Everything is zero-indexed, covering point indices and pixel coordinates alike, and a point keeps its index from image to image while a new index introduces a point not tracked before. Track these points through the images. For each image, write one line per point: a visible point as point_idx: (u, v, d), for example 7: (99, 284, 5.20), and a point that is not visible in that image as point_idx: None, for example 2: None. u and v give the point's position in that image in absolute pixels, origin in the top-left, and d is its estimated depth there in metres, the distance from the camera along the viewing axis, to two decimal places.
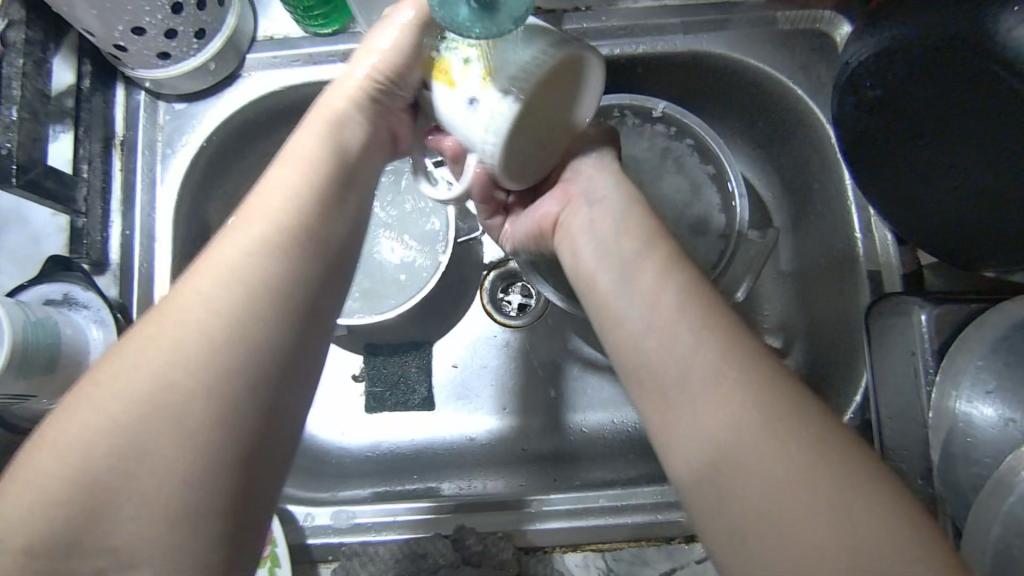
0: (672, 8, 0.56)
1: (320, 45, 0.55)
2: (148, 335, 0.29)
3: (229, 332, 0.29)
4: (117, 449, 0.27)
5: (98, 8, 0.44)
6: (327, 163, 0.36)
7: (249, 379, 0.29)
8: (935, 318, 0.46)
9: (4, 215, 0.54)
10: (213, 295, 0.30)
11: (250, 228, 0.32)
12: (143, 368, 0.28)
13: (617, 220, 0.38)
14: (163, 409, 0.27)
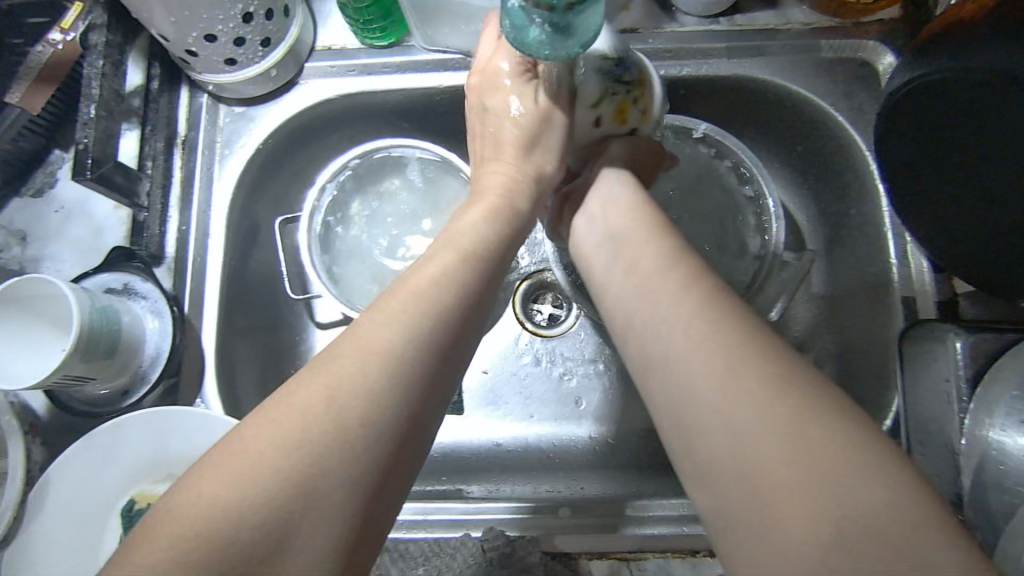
0: (718, 32, 0.57)
1: (376, 56, 0.58)
2: (286, 405, 0.29)
3: (359, 422, 0.29)
4: (244, 538, 0.26)
5: (176, 16, 0.47)
6: (478, 251, 0.38)
7: (371, 468, 0.28)
8: (971, 346, 0.46)
9: (69, 206, 0.57)
10: (360, 371, 0.30)
11: (387, 298, 0.33)
12: (271, 454, 0.27)
13: (613, 205, 0.42)
14: (297, 491, 0.27)
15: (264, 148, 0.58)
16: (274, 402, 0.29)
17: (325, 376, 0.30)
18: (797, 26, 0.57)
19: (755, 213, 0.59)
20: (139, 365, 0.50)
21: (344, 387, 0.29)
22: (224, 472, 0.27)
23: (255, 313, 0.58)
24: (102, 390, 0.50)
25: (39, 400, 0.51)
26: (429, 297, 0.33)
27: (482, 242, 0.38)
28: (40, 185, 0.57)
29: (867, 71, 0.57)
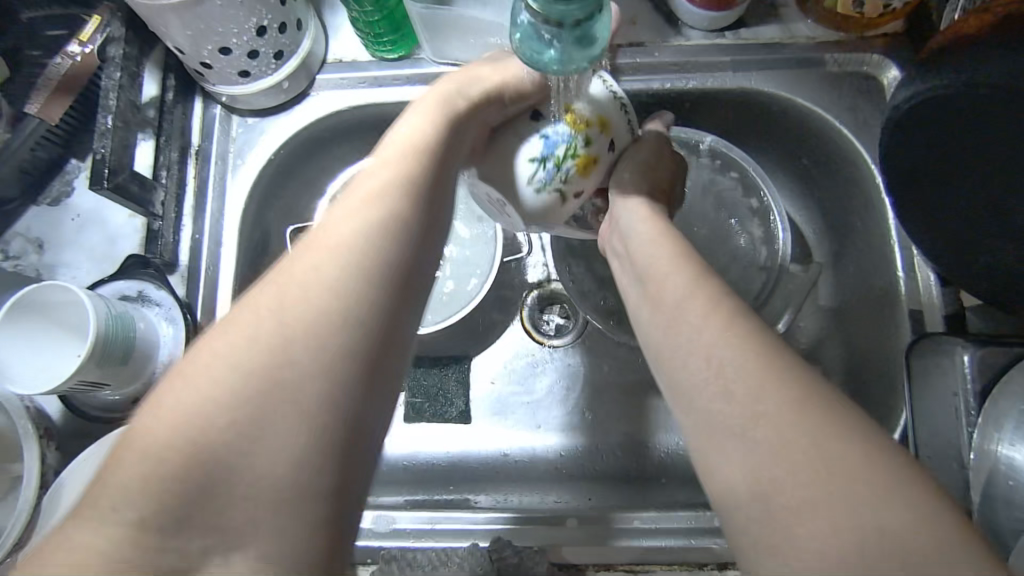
0: (723, 46, 0.58)
1: (386, 69, 0.59)
2: (244, 321, 0.31)
3: (303, 335, 0.30)
4: (200, 441, 0.28)
5: (192, 29, 0.48)
6: (422, 168, 0.37)
7: (324, 376, 0.30)
8: (979, 360, 0.46)
9: (84, 215, 0.57)
10: (302, 293, 0.31)
11: (331, 224, 0.34)
12: (221, 369, 0.29)
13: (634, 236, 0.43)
14: (258, 401, 0.29)
15: (276, 158, 0.59)
16: (236, 325, 0.31)
17: (278, 297, 0.31)
18: (803, 40, 0.58)
19: (760, 225, 0.59)
20: (152, 372, 0.51)
21: (293, 305, 0.31)
22: (190, 389, 0.29)
23: None
24: (115, 396, 0.50)
25: (53, 404, 0.51)
26: (378, 215, 0.34)
27: (422, 157, 0.38)
28: (56, 194, 0.58)
29: (872, 84, 0.57)
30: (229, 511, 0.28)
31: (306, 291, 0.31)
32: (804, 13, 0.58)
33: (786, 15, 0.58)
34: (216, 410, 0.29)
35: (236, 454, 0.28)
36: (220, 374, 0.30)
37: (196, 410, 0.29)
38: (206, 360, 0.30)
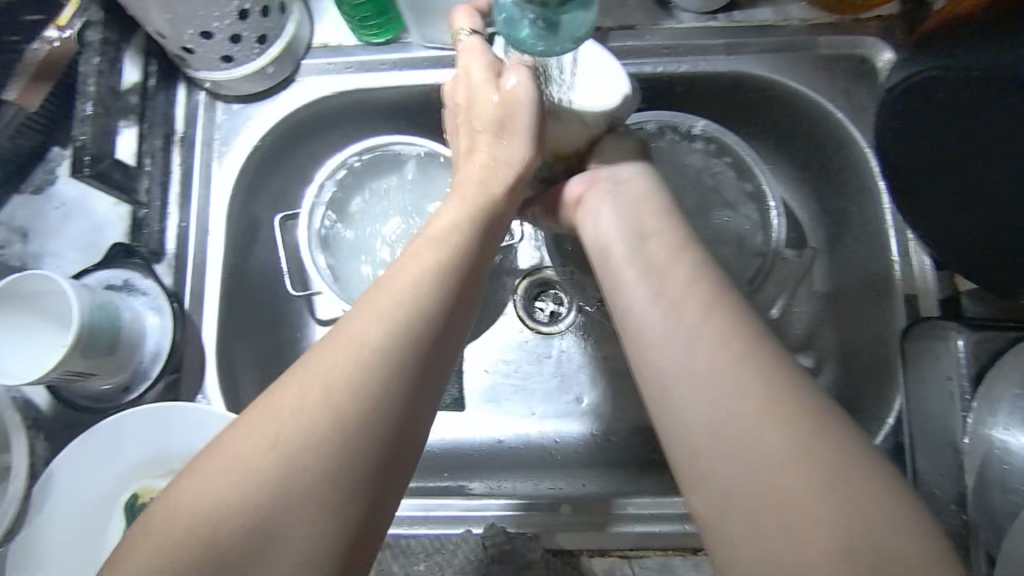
0: (716, 29, 0.57)
1: (373, 53, 0.58)
2: (265, 415, 0.31)
3: (329, 438, 0.30)
4: (219, 547, 0.28)
5: (172, 13, 0.47)
6: (450, 257, 0.37)
7: (348, 480, 0.30)
8: (973, 345, 0.46)
9: (68, 203, 0.56)
10: (329, 391, 0.31)
11: (360, 311, 0.34)
12: (245, 470, 0.30)
13: (640, 199, 0.44)
14: (279, 504, 0.29)
15: (263, 145, 0.58)
16: (262, 419, 0.31)
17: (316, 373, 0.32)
18: (796, 22, 0.57)
19: (755, 210, 0.59)
20: (139, 362, 0.50)
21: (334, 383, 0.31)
22: (213, 487, 0.29)
23: (256, 310, 0.58)
24: (103, 386, 0.50)
25: (41, 395, 0.51)
26: (397, 308, 0.34)
27: (452, 245, 0.38)
28: (40, 182, 0.57)
29: (865, 67, 0.57)
30: None
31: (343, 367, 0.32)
32: None
33: None
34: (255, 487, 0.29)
35: (254, 557, 0.29)
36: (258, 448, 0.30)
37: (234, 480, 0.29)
38: (231, 456, 0.30)
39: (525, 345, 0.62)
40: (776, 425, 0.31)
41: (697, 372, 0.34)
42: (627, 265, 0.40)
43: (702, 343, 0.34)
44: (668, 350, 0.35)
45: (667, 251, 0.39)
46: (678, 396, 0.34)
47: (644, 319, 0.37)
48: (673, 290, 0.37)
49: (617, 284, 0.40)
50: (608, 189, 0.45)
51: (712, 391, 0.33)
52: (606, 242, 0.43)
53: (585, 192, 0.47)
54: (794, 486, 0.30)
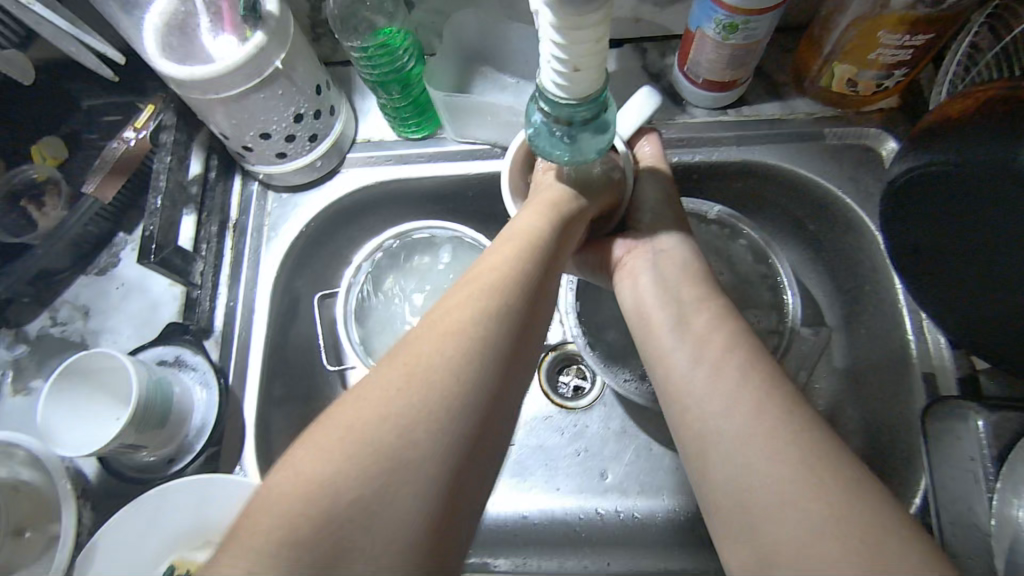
0: (727, 122, 0.62)
1: (411, 147, 0.63)
2: (364, 395, 0.35)
3: (440, 383, 0.35)
4: (337, 495, 0.31)
5: (237, 118, 0.53)
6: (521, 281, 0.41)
7: (460, 412, 0.34)
8: (993, 426, 0.47)
9: (128, 284, 0.61)
10: (437, 354, 0.36)
11: (453, 305, 0.39)
12: (345, 432, 0.33)
13: (681, 270, 0.47)
14: (391, 439, 0.32)
15: (307, 230, 0.63)
16: (358, 396, 0.35)
17: (403, 366, 0.35)
18: (802, 116, 0.61)
19: (769, 289, 0.62)
20: (185, 435, 0.53)
21: (427, 392, 0.34)
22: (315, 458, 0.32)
23: (294, 383, 0.61)
24: (149, 457, 0.53)
25: (90, 466, 0.54)
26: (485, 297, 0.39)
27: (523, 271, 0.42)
28: (104, 265, 0.62)
29: (872, 155, 0.60)
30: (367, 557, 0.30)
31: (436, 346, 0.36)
32: (801, 90, 0.62)
33: (784, 93, 0.62)
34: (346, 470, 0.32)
35: (372, 497, 0.31)
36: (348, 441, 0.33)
37: (328, 465, 0.32)
38: (330, 430, 0.33)
39: (549, 419, 0.64)
40: (819, 484, 0.33)
41: (739, 436, 0.36)
42: (666, 333, 0.43)
43: (739, 409, 0.37)
44: (705, 416, 0.38)
45: (709, 322, 0.42)
46: (723, 458, 0.36)
47: (684, 383, 0.40)
48: (713, 356, 0.40)
49: (661, 347, 0.43)
50: (650, 253, 0.49)
51: (755, 453, 0.35)
52: (646, 310, 0.45)
53: (625, 256, 0.50)
54: (832, 552, 0.31)
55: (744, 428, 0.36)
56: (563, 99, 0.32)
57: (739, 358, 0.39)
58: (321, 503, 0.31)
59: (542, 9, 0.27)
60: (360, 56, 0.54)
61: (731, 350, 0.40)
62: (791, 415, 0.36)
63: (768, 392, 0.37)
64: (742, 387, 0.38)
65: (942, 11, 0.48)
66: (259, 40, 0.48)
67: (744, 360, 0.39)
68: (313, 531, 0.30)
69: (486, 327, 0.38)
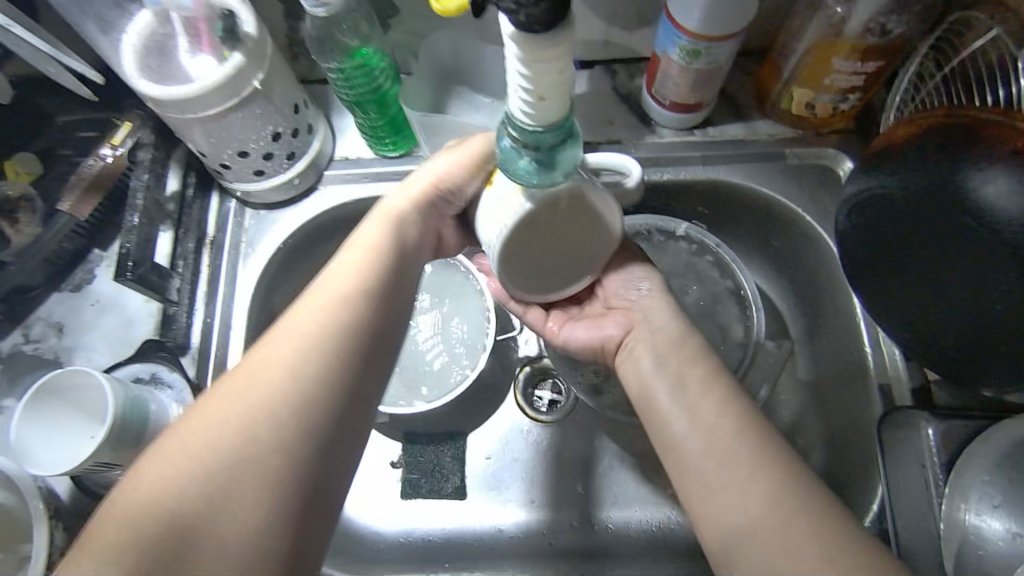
0: (694, 143, 0.64)
1: (388, 165, 0.64)
2: (210, 415, 0.39)
3: (282, 399, 0.39)
4: (183, 512, 0.35)
5: (214, 137, 0.54)
6: (358, 285, 0.44)
7: (299, 418, 0.39)
8: (942, 433, 0.50)
9: (103, 301, 0.61)
10: (278, 374, 0.40)
11: (303, 318, 0.42)
12: (192, 450, 0.37)
13: (675, 341, 0.47)
14: (237, 453, 0.37)
15: (284, 247, 0.63)
16: (204, 417, 0.39)
17: (249, 385, 0.39)
18: (764, 137, 0.64)
19: (735, 303, 0.64)
20: None
21: (249, 421, 0.38)
22: (159, 483, 0.36)
23: None
24: (123, 476, 0.52)
25: (62, 484, 0.54)
26: (323, 311, 0.43)
27: (363, 276, 0.45)
28: (78, 281, 0.62)
29: (829, 175, 0.63)
30: (211, 548, 0.35)
31: (280, 365, 0.40)
32: (764, 113, 0.64)
33: (748, 115, 0.65)
34: (169, 496, 0.35)
35: (213, 503, 0.36)
36: (176, 473, 0.36)
37: (207, 482, 0.36)
38: (183, 453, 0.37)
39: (524, 432, 0.65)
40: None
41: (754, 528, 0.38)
42: (666, 396, 0.45)
43: (734, 462, 0.41)
44: (708, 471, 0.41)
45: (709, 394, 0.44)
46: (738, 549, 0.38)
47: (683, 443, 0.43)
48: (707, 418, 0.43)
49: (668, 433, 0.44)
50: (646, 337, 0.48)
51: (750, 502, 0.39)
52: (648, 387, 0.46)
53: (623, 337, 0.50)
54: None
55: (742, 485, 0.40)
56: (529, 124, 0.34)
57: (750, 448, 0.41)
58: (168, 519, 0.35)
59: (507, 42, 0.29)
60: (337, 76, 0.56)
61: (724, 411, 0.43)
62: (780, 472, 0.40)
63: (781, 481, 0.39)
64: (750, 479, 0.40)
65: (890, 40, 0.51)
66: (237, 61, 0.50)
67: (759, 446, 0.41)
68: (152, 539, 0.34)
69: (346, 341, 0.42)
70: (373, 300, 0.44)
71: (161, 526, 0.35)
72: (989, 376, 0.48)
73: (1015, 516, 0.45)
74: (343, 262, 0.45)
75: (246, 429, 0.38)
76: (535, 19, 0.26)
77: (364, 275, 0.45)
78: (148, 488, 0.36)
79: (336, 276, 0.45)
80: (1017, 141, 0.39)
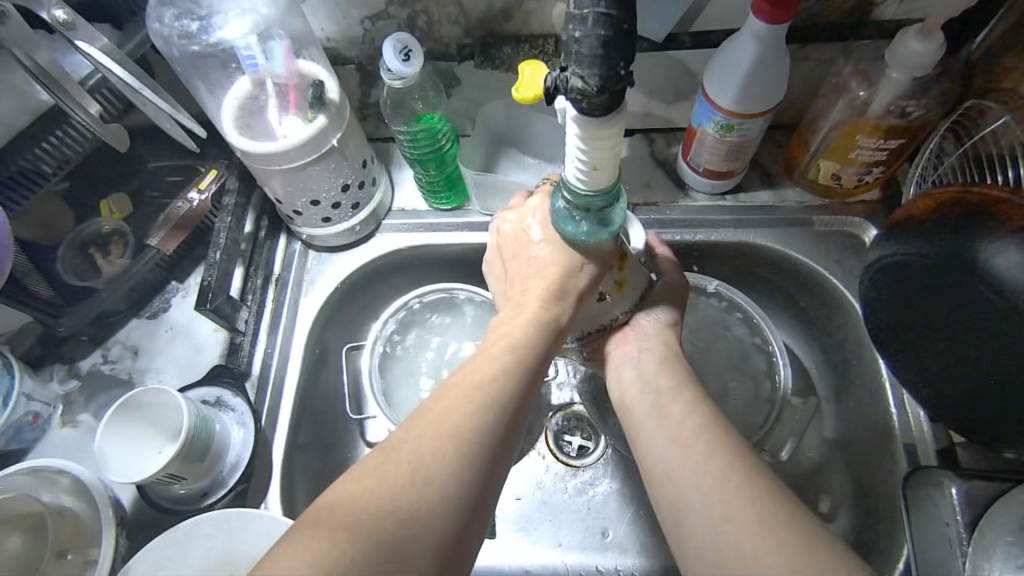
0: (725, 207, 0.69)
1: (440, 217, 0.70)
2: (413, 438, 0.41)
3: (478, 431, 0.42)
4: (392, 529, 0.37)
5: (292, 187, 0.60)
6: (539, 332, 0.48)
7: (494, 451, 0.42)
8: (966, 492, 0.51)
9: (176, 329, 0.67)
10: (474, 407, 0.43)
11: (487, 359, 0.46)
12: (402, 468, 0.39)
13: (659, 361, 0.50)
14: (443, 476, 0.39)
15: (342, 286, 0.69)
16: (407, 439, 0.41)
17: (452, 413, 0.42)
18: (793, 203, 0.68)
19: (764, 358, 0.67)
20: (220, 470, 0.57)
21: (443, 452, 0.40)
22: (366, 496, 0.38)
23: (320, 429, 0.66)
24: (184, 489, 0.56)
25: (127, 494, 0.58)
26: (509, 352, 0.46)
27: (542, 323, 0.48)
28: (155, 309, 0.68)
29: (855, 242, 0.67)
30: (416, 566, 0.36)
31: (474, 398, 0.43)
32: (792, 181, 0.69)
33: (777, 183, 0.69)
34: (388, 504, 0.37)
35: (414, 522, 0.37)
36: (387, 488, 0.38)
37: (411, 500, 0.38)
38: (390, 471, 0.39)
39: (555, 475, 0.67)
40: (782, 552, 0.35)
41: (707, 506, 0.38)
42: (647, 416, 0.46)
43: (709, 475, 0.40)
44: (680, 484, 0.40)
45: (683, 405, 0.45)
46: (693, 526, 0.39)
47: (661, 461, 0.42)
48: (683, 433, 0.43)
49: (639, 431, 0.46)
50: (636, 349, 0.52)
51: (722, 517, 0.38)
52: (631, 395, 0.49)
53: (615, 347, 0.54)
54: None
55: (711, 497, 0.39)
56: (582, 189, 0.39)
57: (710, 437, 0.42)
58: (378, 531, 0.36)
59: (570, 122, 0.34)
60: (405, 137, 0.63)
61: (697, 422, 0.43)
62: (746, 484, 0.39)
63: (732, 463, 0.40)
64: (706, 467, 0.40)
65: (910, 121, 0.56)
66: (321, 122, 0.57)
67: (720, 438, 0.42)
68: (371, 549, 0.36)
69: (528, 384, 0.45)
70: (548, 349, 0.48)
71: (374, 536, 0.36)
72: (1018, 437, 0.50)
73: None
74: (522, 309, 0.49)
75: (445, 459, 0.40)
76: (596, 106, 0.31)
77: (551, 325, 0.48)
78: (363, 501, 0.38)
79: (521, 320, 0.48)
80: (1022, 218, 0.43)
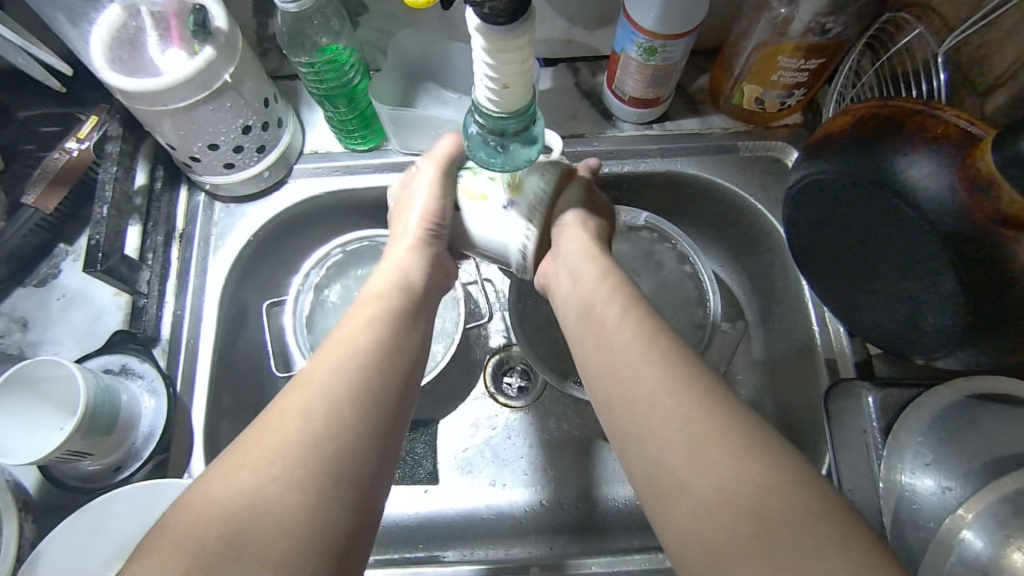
0: (651, 136, 0.67)
1: (357, 159, 0.66)
2: (271, 424, 0.38)
3: (330, 400, 0.39)
4: (233, 526, 0.33)
5: (184, 130, 0.54)
6: (394, 307, 0.47)
7: (357, 419, 0.39)
8: (880, 401, 0.53)
9: (69, 295, 0.61)
10: (331, 378, 0.40)
11: (340, 334, 0.44)
12: (250, 459, 0.36)
13: (598, 272, 0.49)
14: (300, 459, 0.36)
15: (254, 240, 0.64)
16: (263, 428, 0.38)
17: (306, 390, 0.40)
18: (718, 130, 0.68)
19: (694, 287, 0.67)
20: (132, 442, 0.54)
21: (295, 425, 0.37)
22: (214, 495, 0.35)
23: (244, 391, 0.63)
24: (94, 466, 0.53)
25: (30, 477, 0.54)
26: (365, 329, 0.44)
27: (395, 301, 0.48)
28: (43, 276, 0.62)
29: (778, 166, 0.67)
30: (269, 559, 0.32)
31: (332, 371, 0.41)
32: (717, 108, 0.68)
33: (702, 110, 0.68)
34: (245, 499, 0.34)
35: (267, 513, 0.34)
36: (237, 479, 0.35)
37: (256, 486, 0.35)
38: (240, 462, 0.36)
39: (494, 418, 0.67)
40: (716, 458, 0.34)
41: (643, 430, 0.38)
42: (593, 333, 0.46)
43: (652, 393, 0.39)
44: (629, 401, 0.40)
45: (625, 316, 0.45)
46: (637, 443, 0.38)
47: (605, 380, 0.43)
48: (625, 348, 0.43)
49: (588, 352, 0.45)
50: (564, 262, 0.52)
51: (666, 429, 0.37)
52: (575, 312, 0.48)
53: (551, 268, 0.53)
54: (718, 493, 0.33)
55: (657, 408, 0.38)
56: (495, 111, 0.36)
57: (653, 347, 0.42)
58: (227, 528, 0.33)
59: (474, 34, 0.31)
60: (307, 71, 0.57)
61: (641, 332, 0.43)
62: (689, 393, 0.38)
63: (676, 373, 0.39)
64: (649, 379, 0.40)
65: (829, 39, 0.55)
66: (207, 54, 0.50)
67: (664, 354, 0.41)
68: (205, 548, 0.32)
69: (380, 348, 0.44)
70: (402, 323, 0.46)
71: (219, 527, 0.33)
72: (933, 349, 0.51)
73: (944, 472, 0.49)
74: (374, 288, 0.49)
75: (292, 431, 0.37)
76: (499, 10, 0.28)
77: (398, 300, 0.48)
78: (200, 501, 0.34)
79: (368, 303, 0.47)
80: (933, 128, 0.43)
